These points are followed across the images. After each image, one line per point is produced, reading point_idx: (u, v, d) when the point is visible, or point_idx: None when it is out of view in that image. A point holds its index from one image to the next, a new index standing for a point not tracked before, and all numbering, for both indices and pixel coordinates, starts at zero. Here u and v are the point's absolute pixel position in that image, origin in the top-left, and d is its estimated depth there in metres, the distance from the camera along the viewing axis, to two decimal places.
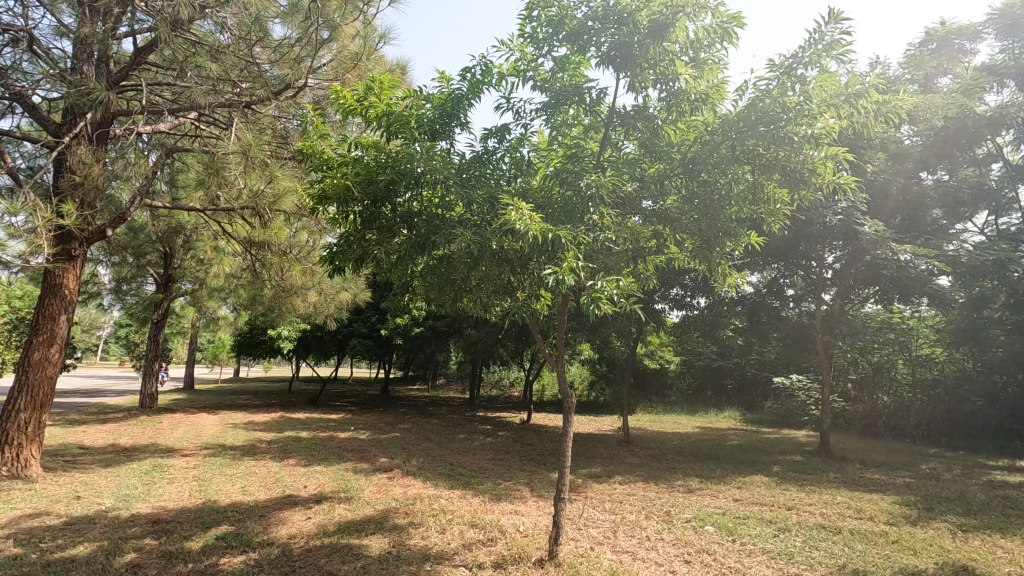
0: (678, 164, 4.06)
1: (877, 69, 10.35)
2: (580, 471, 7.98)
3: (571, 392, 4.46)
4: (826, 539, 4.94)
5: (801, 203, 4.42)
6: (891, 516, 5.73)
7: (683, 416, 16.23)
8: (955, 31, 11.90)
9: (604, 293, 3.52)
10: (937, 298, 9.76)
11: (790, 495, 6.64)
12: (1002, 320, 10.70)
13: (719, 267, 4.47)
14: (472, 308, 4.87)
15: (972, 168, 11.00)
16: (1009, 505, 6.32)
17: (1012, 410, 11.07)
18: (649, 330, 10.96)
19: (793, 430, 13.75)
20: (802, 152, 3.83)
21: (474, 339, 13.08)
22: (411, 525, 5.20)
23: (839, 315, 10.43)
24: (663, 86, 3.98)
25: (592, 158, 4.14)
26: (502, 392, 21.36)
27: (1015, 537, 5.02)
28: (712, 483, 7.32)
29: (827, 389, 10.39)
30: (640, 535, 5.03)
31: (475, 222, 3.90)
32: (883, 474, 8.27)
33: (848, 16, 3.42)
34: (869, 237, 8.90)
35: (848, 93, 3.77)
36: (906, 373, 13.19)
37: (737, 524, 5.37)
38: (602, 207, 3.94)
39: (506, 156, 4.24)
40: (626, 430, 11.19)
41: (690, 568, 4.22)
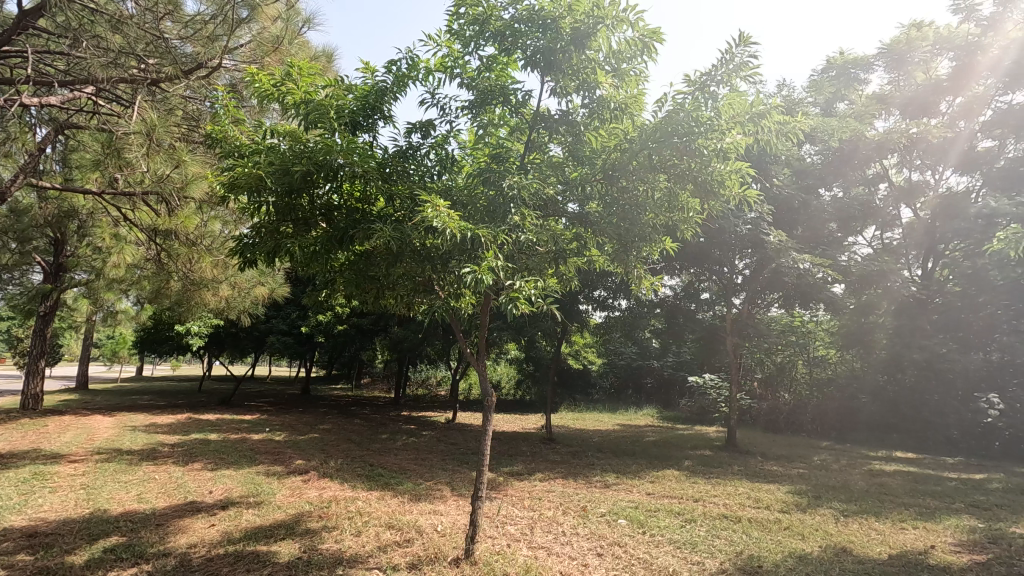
0: (599, 169, 4.19)
1: (784, 90, 11.19)
2: (502, 470, 8.03)
3: (492, 392, 4.45)
4: (726, 528, 5.28)
5: (712, 212, 4.69)
6: (784, 504, 6.21)
7: (605, 414, 16.75)
8: (851, 61, 13.18)
9: (522, 293, 3.57)
10: (831, 304, 10.65)
11: (698, 487, 7.04)
12: (885, 325, 11.98)
13: (635, 271, 4.66)
14: (394, 306, 4.78)
15: (863, 186, 12.17)
16: (884, 491, 7.03)
17: (890, 406, 12.32)
18: (573, 331, 11.23)
19: (705, 426, 14.58)
20: (712, 163, 4.06)
21: (401, 337, 12.83)
22: (325, 528, 5.03)
23: (747, 318, 11.15)
24: (585, 93, 4.10)
25: (517, 160, 4.19)
26: (428, 391, 21.11)
27: (887, 521, 5.59)
28: (628, 478, 7.62)
29: (734, 387, 11.09)
30: (556, 530, 5.14)
31: (397, 218, 3.84)
32: (781, 466, 8.94)
33: (756, 40, 3.67)
34: (774, 247, 9.62)
35: (753, 113, 4.03)
36: (804, 372, 14.32)
37: (648, 517, 5.61)
38: (524, 207, 4.00)
39: (431, 152, 4.19)
40: (549, 428, 11.41)
41: (601, 561, 4.36)
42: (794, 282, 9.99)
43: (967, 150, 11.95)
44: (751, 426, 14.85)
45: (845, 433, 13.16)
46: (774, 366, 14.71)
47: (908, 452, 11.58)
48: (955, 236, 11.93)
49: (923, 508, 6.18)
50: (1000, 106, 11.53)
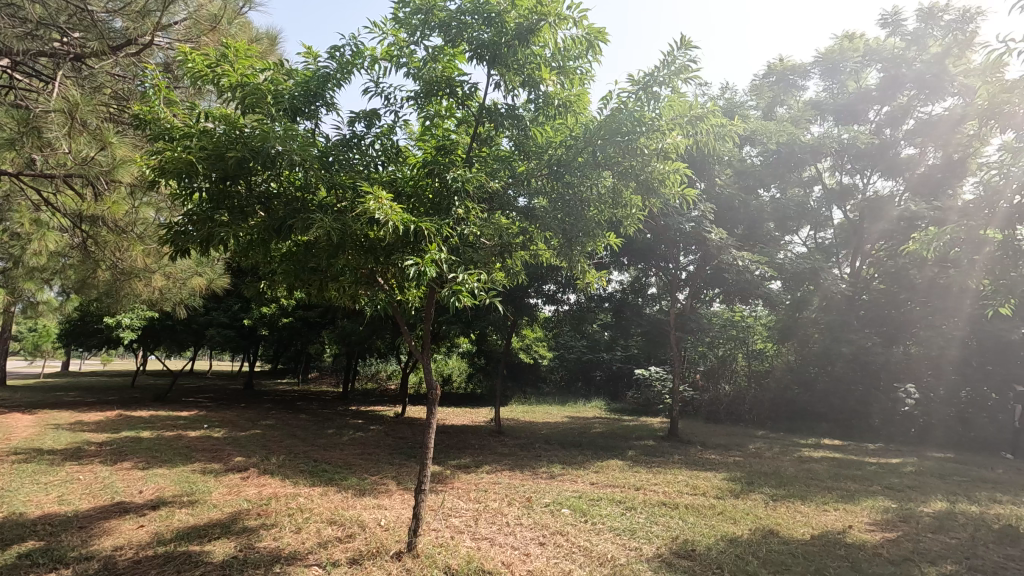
0: (544, 164, 4.26)
1: (727, 93, 11.53)
2: (449, 463, 8.02)
3: (437, 384, 4.43)
4: (664, 514, 5.48)
5: (653, 209, 4.83)
6: (719, 490, 6.50)
7: (554, 407, 16.95)
8: (790, 68, 13.70)
9: (465, 286, 3.55)
10: (767, 299, 11.17)
11: (639, 476, 7.26)
12: (816, 321, 12.77)
13: (580, 265, 4.75)
14: (338, 298, 4.67)
15: (799, 188, 12.85)
16: (810, 476, 7.47)
17: (819, 396, 13.09)
18: (523, 324, 11.29)
19: (650, 417, 15.00)
20: (651, 162, 4.20)
21: (348, 330, 12.57)
22: (264, 526, 4.90)
23: (690, 314, 11.54)
24: (531, 89, 4.12)
25: (463, 153, 4.18)
26: (377, 385, 20.72)
27: (811, 503, 5.95)
28: (573, 468, 7.78)
29: (677, 379, 11.47)
30: (500, 521, 5.20)
31: (338, 208, 3.75)
32: (718, 454, 9.32)
33: (696, 45, 3.80)
34: (716, 245, 9.95)
35: (691, 115, 4.18)
36: (744, 365, 14.96)
37: (590, 506, 5.75)
38: (468, 200, 4.00)
39: (376, 142, 4.12)
40: (498, 421, 11.45)
41: (543, 550, 4.44)
42: (734, 278, 10.43)
43: (891, 155, 12.80)
44: (694, 416, 15.35)
45: (779, 422, 13.82)
46: (716, 359, 15.28)
47: (834, 439, 12.32)
48: (880, 236, 12.73)
49: (845, 491, 6.61)
50: (921, 117, 12.45)
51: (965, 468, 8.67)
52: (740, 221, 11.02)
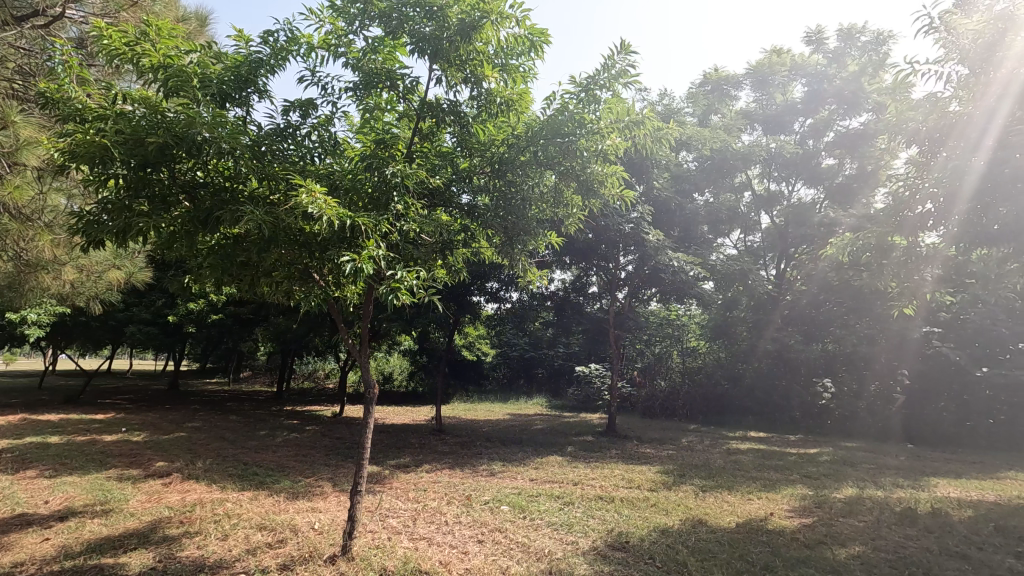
0: (487, 161, 4.26)
1: (665, 99, 11.92)
2: (387, 463, 7.87)
3: (375, 384, 4.33)
4: (600, 508, 5.62)
5: (593, 209, 4.93)
6: (652, 483, 6.74)
7: (496, 404, 17.00)
8: (723, 78, 14.33)
9: (403, 283, 3.48)
10: (701, 299, 11.66)
11: (578, 471, 7.40)
12: (745, 318, 13.80)
13: (521, 264, 4.77)
14: (271, 294, 4.47)
15: (730, 193, 13.49)
16: (736, 467, 7.87)
17: (746, 391, 13.82)
18: (465, 321, 11.24)
19: (590, 414, 15.33)
20: (590, 164, 4.32)
21: (284, 328, 12.10)
22: (187, 534, 4.64)
23: (627, 312, 12.01)
24: (473, 87, 4.13)
25: (404, 148, 4.11)
26: (315, 384, 20.06)
27: (737, 493, 6.27)
28: (514, 465, 7.84)
29: (615, 376, 11.77)
30: (439, 520, 5.16)
31: (270, 201, 3.59)
32: (653, 448, 9.64)
33: (635, 50, 3.91)
34: (653, 245, 10.26)
35: (630, 119, 4.29)
36: (678, 362, 15.55)
37: (529, 502, 5.80)
38: (408, 196, 3.93)
39: (313, 133, 3.99)
40: (439, 419, 11.37)
41: (482, 547, 4.45)
42: (669, 279, 10.81)
43: (813, 165, 13.65)
44: (632, 412, 15.81)
45: (710, 416, 14.45)
46: (653, 356, 15.78)
47: (760, 431, 13.06)
48: (803, 241, 13.50)
49: (767, 480, 7.01)
50: (840, 130, 13.36)
51: (873, 456, 9.39)
52: (676, 223, 11.38)
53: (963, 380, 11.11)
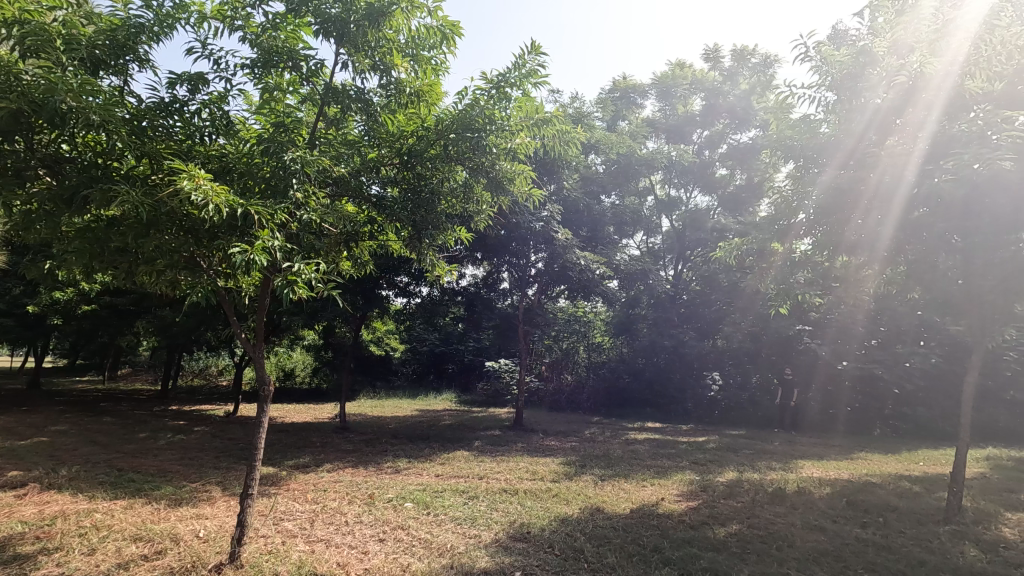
0: (395, 152, 4.19)
1: (576, 102, 12.27)
2: (285, 463, 7.50)
3: (271, 381, 4.11)
4: (504, 500, 5.72)
5: (502, 206, 4.99)
6: (555, 474, 6.96)
7: (404, 400, 16.73)
8: (631, 87, 15.06)
9: (301, 276, 3.31)
10: (606, 297, 12.14)
11: (483, 465, 7.46)
12: (646, 316, 14.61)
13: (429, 259, 4.72)
14: (151, 285, 4.07)
15: (634, 197, 14.21)
16: (633, 456, 8.32)
17: (645, 384, 14.64)
18: (373, 315, 10.91)
19: (498, 408, 15.51)
20: (499, 160, 4.38)
21: (170, 320, 11.12)
22: (45, 550, 4.13)
23: (537, 308, 12.22)
24: (382, 74, 4.02)
25: (306, 133, 3.91)
26: (206, 381, 18.63)
27: (632, 481, 6.64)
28: (419, 461, 7.75)
29: (523, 371, 11.99)
30: (339, 520, 5.00)
31: (149, 181, 3.26)
32: (558, 441, 9.93)
33: (544, 51, 4.00)
34: (562, 244, 10.59)
35: (539, 118, 4.38)
36: (584, 357, 16.15)
37: (433, 498, 5.78)
38: (309, 184, 3.75)
39: (204, 110, 3.69)
40: (343, 417, 10.99)
41: (383, 546, 4.37)
42: (576, 277, 11.16)
43: (708, 174, 14.72)
44: (539, 406, 16.17)
45: (612, 409, 15.11)
46: (560, 352, 16.23)
47: (656, 421, 13.88)
48: (699, 244, 14.53)
49: (661, 467, 7.48)
50: (732, 143, 14.55)
51: (752, 442, 10.32)
52: (583, 223, 11.77)
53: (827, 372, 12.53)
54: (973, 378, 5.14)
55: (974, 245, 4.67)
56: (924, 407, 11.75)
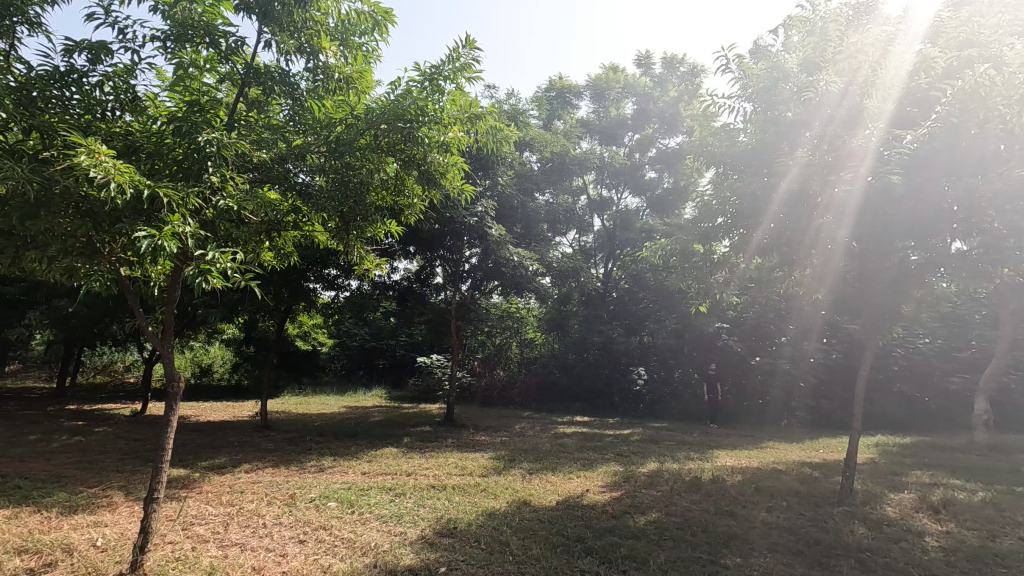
0: (323, 141, 4.05)
1: (511, 99, 12.34)
2: (198, 464, 7.06)
3: (181, 377, 3.85)
4: (432, 496, 5.67)
5: (434, 199, 4.92)
6: (484, 469, 6.99)
7: (332, 397, 16.21)
8: (566, 87, 15.36)
9: (215, 266, 3.10)
10: (538, 294, 12.25)
11: (412, 462, 7.37)
12: (577, 313, 14.95)
13: (356, 251, 4.60)
14: (39, 273, 3.68)
15: (567, 195, 14.51)
16: (560, 450, 8.51)
17: (575, 379, 15.03)
18: (298, 308, 10.45)
19: (429, 404, 15.37)
20: (432, 153, 4.28)
21: (66, 312, 10.15)
22: None
23: (470, 304, 12.17)
24: (309, 57, 3.86)
25: (224, 114, 3.68)
26: (111, 379, 17.23)
27: (559, 474, 6.78)
28: (345, 459, 7.54)
29: (455, 367, 11.93)
30: (256, 523, 4.77)
31: (38, 157, 2.94)
32: (488, 436, 9.98)
33: (479, 46, 3.97)
34: (495, 240, 10.59)
35: (472, 113, 4.34)
36: (516, 353, 16.30)
37: (358, 496, 5.64)
38: (226, 168, 3.52)
39: (106, 83, 3.38)
40: (264, 415, 10.49)
41: (302, 548, 4.21)
42: (509, 274, 11.22)
43: (638, 176, 15.26)
44: (471, 401, 16.16)
45: (543, 403, 15.36)
46: (493, 347, 16.28)
47: (584, 415, 14.26)
48: (628, 243, 15.05)
49: (587, 460, 7.69)
50: (660, 147, 15.17)
51: (673, 434, 10.83)
52: (517, 220, 11.86)
53: (741, 368, 13.32)
54: (866, 373, 5.62)
55: (872, 250, 5.14)
56: (825, 399, 12.76)
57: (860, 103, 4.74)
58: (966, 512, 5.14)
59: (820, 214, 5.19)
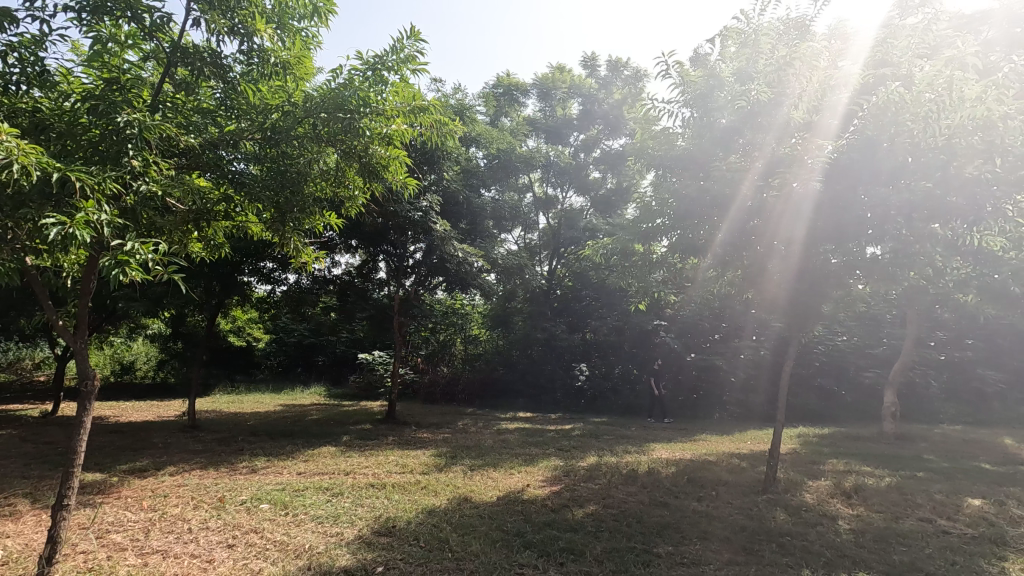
0: (258, 128, 3.88)
1: (458, 93, 12.25)
2: (117, 468, 6.61)
3: (96, 375, 3.58)
4: (370, 496, 5.56)
5: (376, 193, 4.81)
6: (425, 466, 6.92)
7: (267, 395, 15.58)
8: (514, 84, 15.43)
9: (135, 257, 2.91)
10: (482, 290, 12.23)
11: (351, 461, 7.21)
12: (521, 310, 15.08)
13: (293, 245, 4.44)
14: None
15: (512, 192, 14.59)
16: (502, 445, 8.56)
17: (518, 375, 15.13)
18: (231, 302, 9.98)
19: (370, 401, 15.05)
20: (373, 145, 4.18)
21: None
22: None
23: (413, 300, 12.01)
24: (242, 40, 3.68)
25: (147, 94, 3.46)
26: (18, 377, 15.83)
27: (501, 469, 6.81)
28: (279, 459, 7.27)
29: (397, 363, 11.73)
30: (181, 528, 4.53)
31: None
32: (430, 433, 9.88)
33: (424, 38, 3.92)
34: (440, 236, 10.47)
35: (416, 106, 4.27)
36: (460, 349, 16.22)
37: (293, 497, 5.45)
38: (148, 153, 3.31)
39: (11, 55, 3.10)
40: (193, 414, 9.95)
41: (231, 553, 4.03)
42: (454, 270, 11.14)
43: (583, 176, 15.55)
44: (413, 398, 15.94)
45: (486, 399, 15.38)
46: (437, 344, 16.12)
47: (527, 411, 14.38)
48: (572, 241, 15.31)
49: (528, 455, 7.77)
50: (605, 148, 15.51)
51: (612, 428, 11.12)
52: (462, 216, 11.79)
53: (678, 364, 13.83)
54: (789, 369, 5.95)
55: (796, 253, 5.46)
56: (754, 394, 13.45)
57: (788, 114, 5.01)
58: (874, 497, 5.56)
59: (749, 217, 5.45)
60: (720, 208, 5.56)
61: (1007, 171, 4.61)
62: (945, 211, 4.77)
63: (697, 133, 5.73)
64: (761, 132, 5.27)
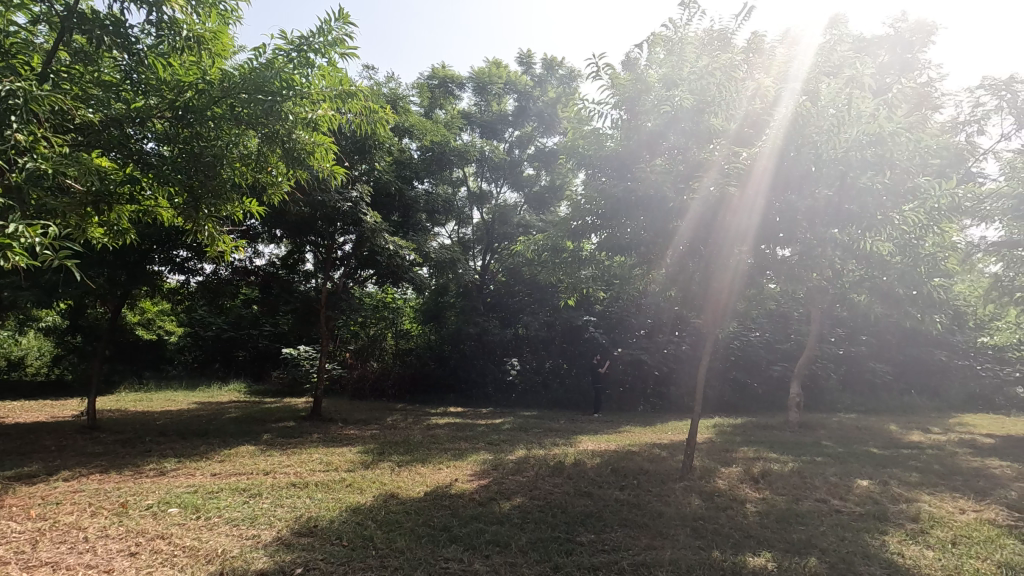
0: (169, 105, 3.63)
1: (391, 82, 11.97)
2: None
3: None
4: (291, 495, 5.35)
5: (300, 180, 4.62)
6: (351, 463, 6.75)
7: (179, 392, 14.59)
8: (449, 77, 15.28)
9: (20, 240, 2.64)
10: (414, 284, 12.02)
11: (271, 460, 6.89)
12: (454, 305, 14.98)
13: (208, 232, 4.18)
14: None
15: (446, 185, 14.48)
16: (431, 441, 8.49)
17: (450, 370, 15.02)
18: (139, 293, 9.30)
19: (294, 398, 14.46)
20: (296, 130, 4.02)
21: None
22: None
23: (342, 293, 11.55)
24: (152, 10, 3.43)
25: (37, 62, 3.15)
26: None
27: (429, 465, 6.76)
28: (192, 461, 6.84)
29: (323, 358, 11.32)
30: (75, 537, 4.17)
31: None
32: (357, 429, 9.64)
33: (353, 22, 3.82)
34: (370, 227, 10.16)
35: (342, 91, 4.15)
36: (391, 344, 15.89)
37: (205, 500, 5.14)
38: (36, 127, 3.02)
39: None
40: (93, 414, 9.16)
41: (133, 562, 3.76)
42: (385, 263, 10.86)
43: (516, 172, 15.70)
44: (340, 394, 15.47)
45: (417, 394, 15.18)
46: (367, 339, 15.71)
47: (458, 406, 14.34)
48: (505, 236, 15.39)
49: (457, 450, 7.75)
50: (538, 145, 15.71)
51: (541, 422, 11.31)
52: (394, 208, 11.57)
53: None
54: (707, 362, 6.28)
55: (714, 254, 5.77)
56: (676, 387, 14.11)
57: (708, 121, 5.28)
58: (778, 481, 6.00)
59: (671, 220, 5.69)
60: (644, 209, 5.78)
61: (894, 182, 5.10)
62: (843, 217, 5.18)
63: (624, 136, 5.92)
64: (683, 138, 5.52)
